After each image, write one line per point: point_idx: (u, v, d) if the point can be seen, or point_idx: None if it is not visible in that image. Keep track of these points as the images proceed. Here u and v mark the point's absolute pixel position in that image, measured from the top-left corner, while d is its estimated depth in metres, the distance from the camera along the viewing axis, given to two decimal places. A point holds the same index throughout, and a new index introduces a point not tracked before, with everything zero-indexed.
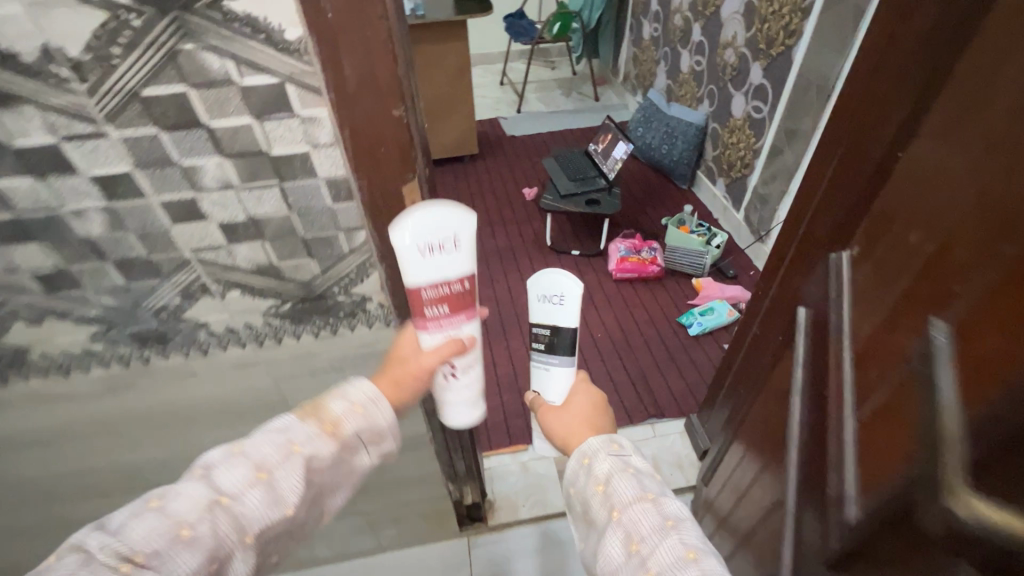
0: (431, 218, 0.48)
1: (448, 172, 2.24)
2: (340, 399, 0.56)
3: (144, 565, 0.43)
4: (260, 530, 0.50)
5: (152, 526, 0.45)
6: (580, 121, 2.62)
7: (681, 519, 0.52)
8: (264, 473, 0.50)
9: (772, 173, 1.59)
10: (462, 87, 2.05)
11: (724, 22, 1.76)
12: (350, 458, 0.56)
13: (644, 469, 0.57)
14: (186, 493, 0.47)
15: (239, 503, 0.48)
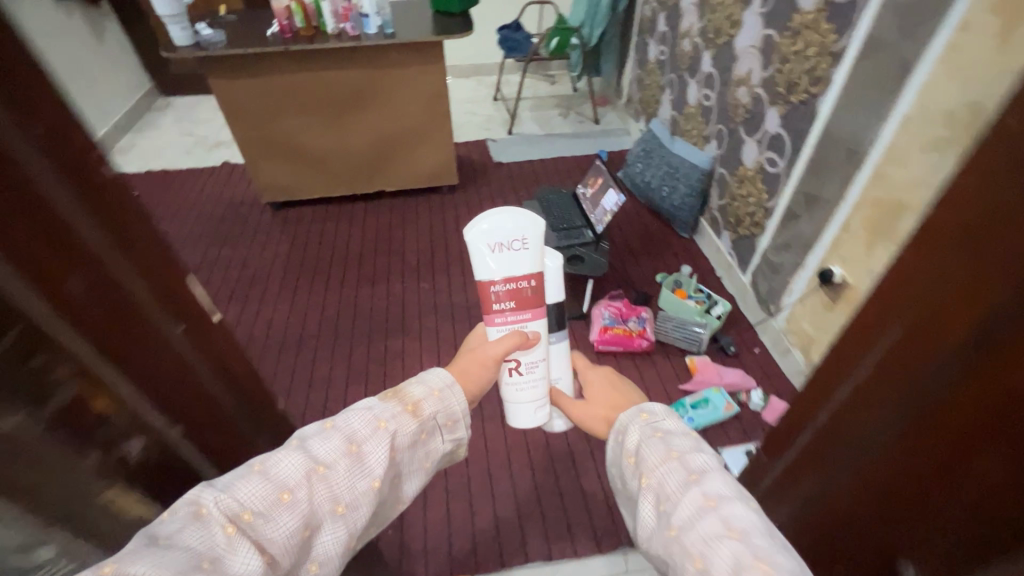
0: (506, 223, 0.59)
1: (423, 204, 2.02)
2: (419, 382, 0.57)
3: (246, 525, 0.43)
4: (350, 502, 0.49)
5: (257, 487, 0.44)
6: (576, 147, 2.38)
7: (723, 494, 0.44)
8: (355, 446, 0.50)
9: (786, 240, 1.35)
10: (439, 113, 1.82)
11: (737, 55, 1.51)
12: (428, 441, 0.56)
13: (689, 441, 0.50)
14: (285, 460, 0.47)
15: (336, 475, 0.48)
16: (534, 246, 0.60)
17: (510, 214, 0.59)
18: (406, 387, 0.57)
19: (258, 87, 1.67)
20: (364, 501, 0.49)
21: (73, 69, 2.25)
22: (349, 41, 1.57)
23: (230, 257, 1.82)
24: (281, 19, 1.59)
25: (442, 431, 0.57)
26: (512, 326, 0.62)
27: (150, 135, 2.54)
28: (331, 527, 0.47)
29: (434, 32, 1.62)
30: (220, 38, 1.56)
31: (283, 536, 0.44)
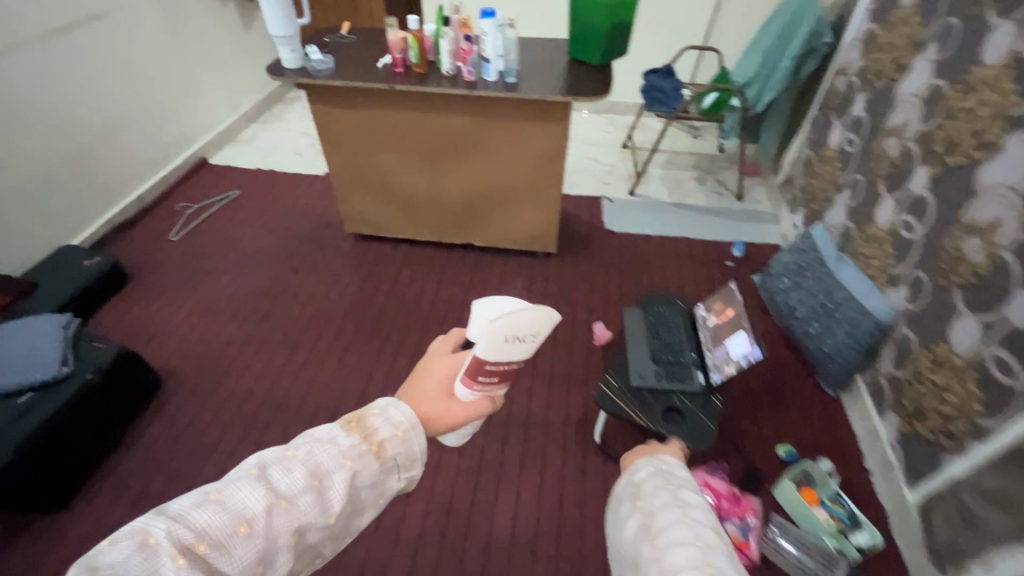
0: (519, 318, 0.61)
1: (511, 267, 1.77)
2: (380, 419, 0.60)
3: (200, 555, 0.50)
4: (306, 531, 0.55)
5: (213, 516, 0.51)
6: (706, 229, 1.98)
7: (634, 549, 0.57)
8: (316, 480, 0.55)
9: (1003, 491, 0.90)
10: (549, 177, 1.55)
11: (977, 191, 1.05)
12: (385, 479, 0.60)
13: (629, 500, 0.64)
14: (243, 491, 0.53)
15: (295, 509, 0.54)
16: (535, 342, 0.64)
17: (527, 312, 0.61)
18: (372, 421, 0.61)
19: (358, 121, 1.50)
20: (317, 529, 0.55)
21: (213, 58, 2.29)
22: (462, 89, 1.35)
23: (299, 287, 1.71)
24: (396, 51, 1.41)
25: (397, 471, 0.60)
26: (489, 392, 0.66)
27: (271, 129, 2.55)
28: (288, 555, 0.53)
29: (562, 91, 1.35)
30: (329, 65, 1.42)
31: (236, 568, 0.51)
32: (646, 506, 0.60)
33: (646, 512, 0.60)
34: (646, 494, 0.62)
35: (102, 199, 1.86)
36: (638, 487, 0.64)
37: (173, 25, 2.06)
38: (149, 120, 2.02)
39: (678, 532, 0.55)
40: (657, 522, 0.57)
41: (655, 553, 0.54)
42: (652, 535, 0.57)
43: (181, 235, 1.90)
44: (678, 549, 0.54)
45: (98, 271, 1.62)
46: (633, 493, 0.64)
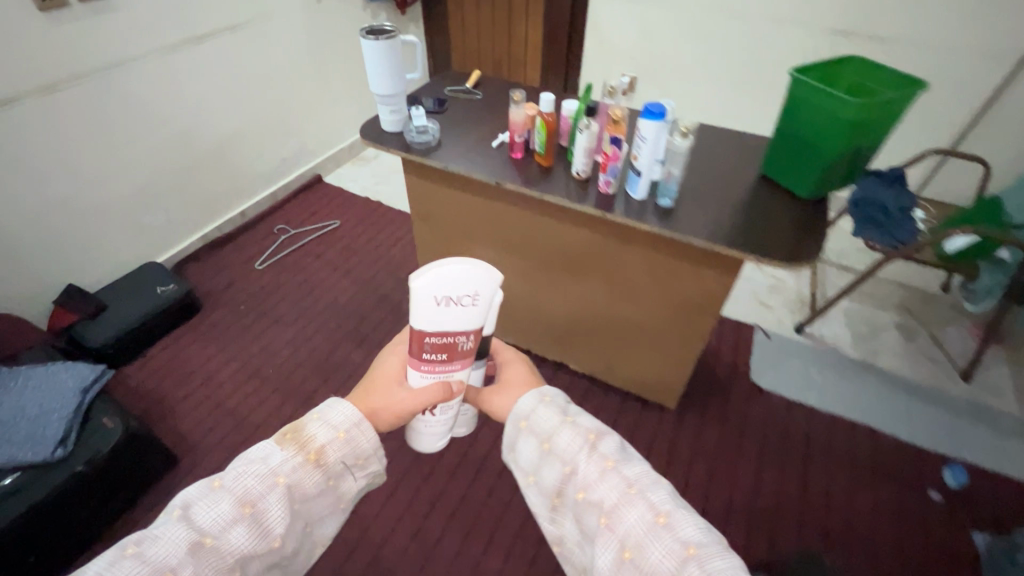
0: (449, 278, 0.64)
1: (611, 408, 1.35)
2: (315, 425, 0.65)
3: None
4: (247, 561, 0.57)
5: (132, 571, 0.52)
6: (904, 421, 1.38)
7: (588, 487, 0.63)
8: (246, 507, 0.58)
9: None
10: (691, 332, 1.11)
11: None
12: (334, 483, 0.65)
13: (552, 427, 0.69)
14: (165, 538, 0.54)
15: (225, 542, 0.56)
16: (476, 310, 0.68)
17: (458, 271, 0.64)
18: (308, 432, 0.65)
19: (459, 206, 1.18)
20: (257, 555, 0.58)
21: (351, 72, 2.16)
22: (595, 206, 0.96)
23: (357, 366, 1.47)
24: (518, 132, 1.04)
25: (341, 475, 0.66)
26: (439, 374, 0.71)
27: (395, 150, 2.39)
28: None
29: (745, 242, 0.89)
30: (431, 137, 1.10)
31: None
32: (588, 438, 0.67)
33: (590, 446, 0.66)
34: (575, 424, 0.69)
35: (205, 213, 1.78)
36: (562, 416, 0.70)
37: (316, 37, 1.94)
38: (272, 133, 1.92)
39: (636, 469, 0.63)
40: (609, 459, 0.64)
41: (625, 494, 0.61)
42: (609, 472, 0.63)
43: (266, 263, 1.79)
44: (675, 516, 0.58)
45: (167, 301, 1.52)
46: (560, 421, 0.70)
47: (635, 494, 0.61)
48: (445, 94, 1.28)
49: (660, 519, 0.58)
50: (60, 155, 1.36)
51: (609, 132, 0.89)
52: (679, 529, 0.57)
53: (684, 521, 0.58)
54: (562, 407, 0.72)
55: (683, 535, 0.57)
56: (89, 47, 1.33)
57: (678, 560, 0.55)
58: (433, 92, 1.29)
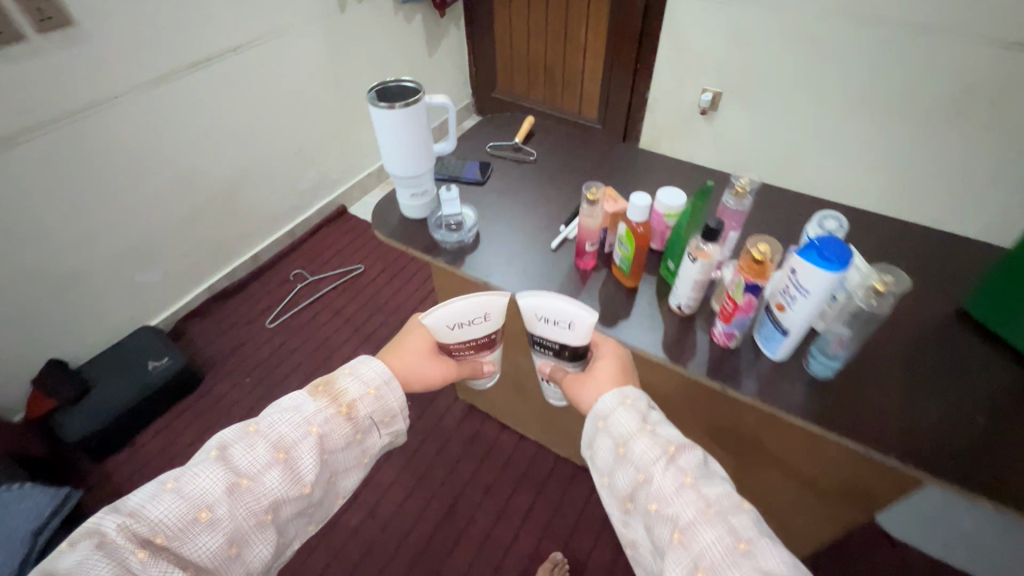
0: (455, 308, 0.70)
1: None
2: (350, 377, 0.67)
3: (165, 542, 0.53)
4: (278, 505, 0.59)
5: (171, 505, 0.54)
6: None
7: (663, 499, 0.53)
8: (280, 452, 0.59)
9: None
10: (831, 521, 0.78)
11: None
12: (362, 438, 0.66)
13: (630, 431, 0.59)
14: (201, 475, 0.56)
15: (259, 485, 0.58)
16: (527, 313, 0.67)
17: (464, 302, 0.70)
18: (341, 385, 0.66)
19: (507, 308, 0.86)
20: (289, 499, 0.59)
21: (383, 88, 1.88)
22: (708, 373, 0.63)
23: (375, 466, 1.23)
24: (592, 239, 0.72)
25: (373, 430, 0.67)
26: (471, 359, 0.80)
27: None
28: (261, 530, 0.57)
29: (973, 471, 0.55)
30: (466, 234, 0.80)
31: (215, 548, 0.55)
32: (668, 448, 0.56)
33: (670, 455, 0.56)
34: (656, 430, 0.59)
35: (213, 259, 1.56)
36: (643, 421, 0.59)
37: (341, 51, 1.66)
38: (291, 164, 1.67)
39: (718, 489, 0.53)
40: (689, 473, 0.54)
41: (703, 515, 0.51)
42: (688, 487, 0.53)
43: (277, 320, 1.56)
44: (761, 550, 0.48)
45: (162, 378, 1.30)
46: (638, 426, 0.59)
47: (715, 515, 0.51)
48: (490, 157, 0.97)
49: (741, 545, 0.49)
50: (40, 212, 1.16)
51: (744, 277, 0.57)
52: (759, 558, 0.48)
53: (766, 547, 0.49)
54: (645, 410, 0.61)
55: (764, 564, 0.47)
56: (58, 89, 1.10)
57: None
58: (474, 152, 0.98)
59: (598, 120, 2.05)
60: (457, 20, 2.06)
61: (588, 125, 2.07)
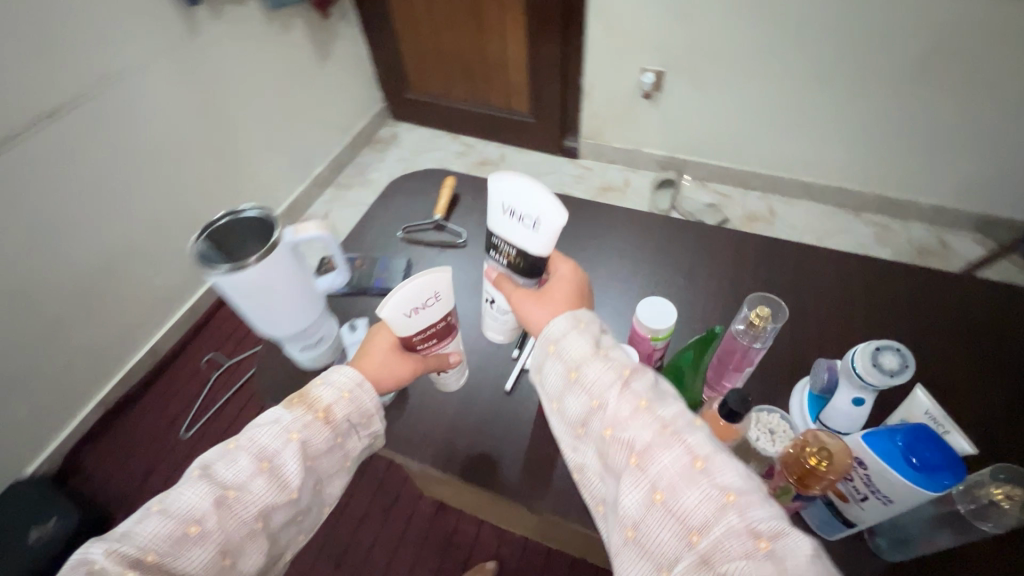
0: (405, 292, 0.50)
1: None
2: (323, 384, 0.51)
3: (156, 565, 0.41)
4: (269, 516, 0.46)
5: (158, 526, 0.42)
6: None
7: (616, 424, 0.44)
8: (265, 463, 0.46)
9: None
10: None
11: None
12: (347, 442, 0.52)
13: (581, 356, 0.48)
14: (185, 493, 0.43)
15: (249, 492, 0.45)
16: (489, 205, 0.54)
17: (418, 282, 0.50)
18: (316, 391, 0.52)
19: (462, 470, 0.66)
20: (281, 509, 0.47)
21: (272, 114, 1.56)
22: None
23: None
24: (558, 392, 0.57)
25: (356, 431, 0.52)
26: (435, 358, 0.58)
27: (350, 201, 1.81)
28: (254, 540, 0.45)
29: None
30: None
31: (204, 566, 0.42)
32: (623, 371, 0.46)
33: (623, 379, 0.46)
34: (609, 352, 0.48)
35: (97, 368, 1.27)
36: (595, 344, 0.49)
37: (205, 82, 1.34)
38: (172, 232, 1.37)
39: (674, 407, 0.45)
40: (644, 395, 0.45)
41: (657, 437, 0.43)
42: (644, 412, 0.44)
43: (193, 426, 1.29)
44: (721, 465, 0.41)
45: (51, 550, 1.04)
46: (590, 349, 0.48)
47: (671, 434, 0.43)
48: (407, 247, 0.74)
49: (699, 465, 0.41)
50: None
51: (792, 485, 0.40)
52: (721, 476, 0.40)
53: (725, 463, 0.41)
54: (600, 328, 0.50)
55: (722, 481, 0.40)
56: None
57: (716, 510, 0.39)
58: (384, 243, 0.75)
59: (530, 112, 1.80)
60: (348, 17, 1.74)
61: (520, 120, 1.83)
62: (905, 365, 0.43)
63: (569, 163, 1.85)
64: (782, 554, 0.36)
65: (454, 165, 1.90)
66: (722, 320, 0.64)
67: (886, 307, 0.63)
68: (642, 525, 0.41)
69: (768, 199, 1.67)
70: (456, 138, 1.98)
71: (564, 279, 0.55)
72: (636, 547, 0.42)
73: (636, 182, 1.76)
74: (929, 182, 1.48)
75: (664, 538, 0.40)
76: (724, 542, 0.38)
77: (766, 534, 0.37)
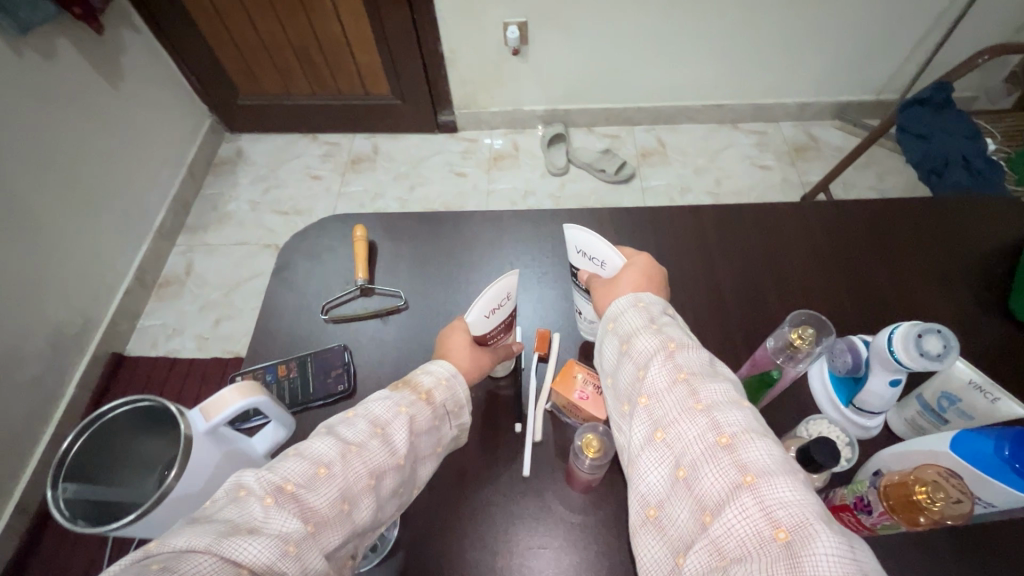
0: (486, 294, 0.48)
1: None
2: (426, 371, 0.47)
3: (292, 498, 0.36)
4: (379, 484, 0.40)
5: (291, 466, 0.38)
6: None
7: (648, 393, 0.39)
8: (379, 427, 0.41)
9: None
10: None
11: None
12: (442, 429, 0.46)
13: (633, 328, 0.43)
14: (312, 444, 0.39)
15: (369, 452, 0.40)
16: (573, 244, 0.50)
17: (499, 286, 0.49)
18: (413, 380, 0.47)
19: None
20: (391, 477, 0.41)
21: (70, 172, 1.21)
22: None
23: None
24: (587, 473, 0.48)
25: (452, 417, 0.47)
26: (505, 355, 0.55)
27: (215, 244, 1.52)
28: (363, 503, 0.39)
29: None
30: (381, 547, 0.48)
31: (326, 509, 0.37)
32: (670, 343, 0.40)
33: (669, 352, 0.40)
34: (664, 328, 0.42)
35: None
36: (649, 318, 0.43)
37: None
38: None
39: (723, 385, 0.37)
40: (685, 368, 0.39)
41: (688, 410, 0.36)
42: (682, 384, 0.38)
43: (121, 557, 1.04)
44: (750, 441, 0.34)
45: None
46: (642, 322, 0.43)
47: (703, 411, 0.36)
48: (338, 332, 0.59)
49: (723, 441, 0.34)
50: None
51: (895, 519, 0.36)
52: (751, 454, 0.33)
53: (761, 443, 0.34)
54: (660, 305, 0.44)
55: (748, 461, 0.33)
56: None
57: (733, 491, 0.32)
58: (306, 335, 0.60)
59: (393, 94, 1.60)
60: (129, 23, 1.37)
61: (382, 103, 1.62)
62: (948, 346, 0.41)
63: (450, 139, 1.70)
64: (801, 550, 0.28)
65: (324, 170, 1.66)
66: (717, 314, 0.59)
67: (858, 255, 0.63)
68: (662, 504, 0.35)
69: (655, 131, 1.67)
70: (315, 138, 1.72)
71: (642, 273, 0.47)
72: (652, 527, 0.36)
73: (525, 144, 1.67)
74: (791, 83, 1.55)
75: (680, 521, 0.34)
76: (731, 527, 0.31)
77: (788, 523, 0.29)
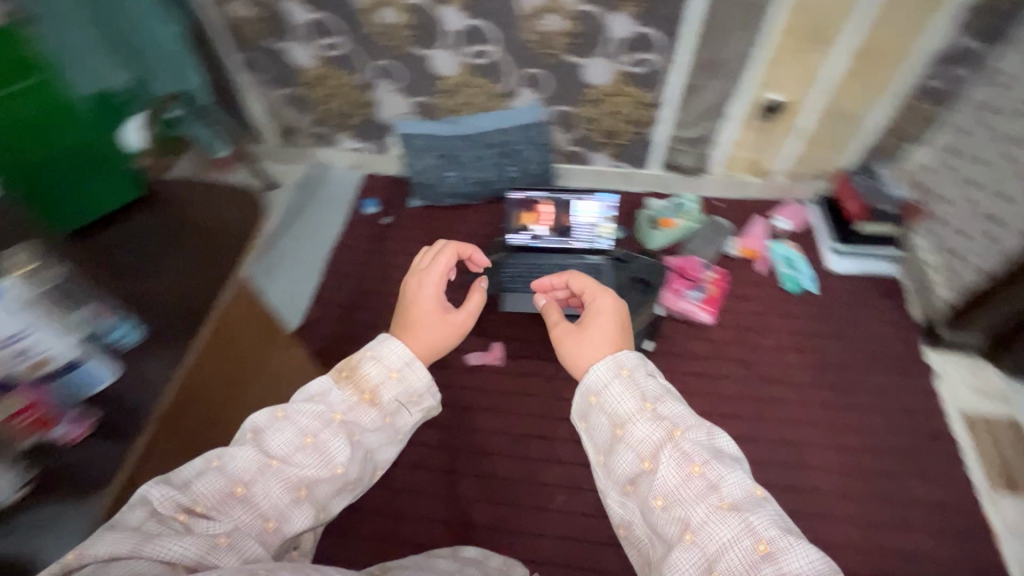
0: None
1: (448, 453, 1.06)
2: (373, 359, 0.57)
3: (202, 517, 0.46)
4: (311, 487, 0.51)
5: (213, 482, 0.47)
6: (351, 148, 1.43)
7: (668, 491, 0.48)
8: (309, 437, 0.51)
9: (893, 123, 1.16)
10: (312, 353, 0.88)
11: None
12: (393, 422, 0.57)
13: (628, 414, 0.52)
14: (241, 455, 0.49)
15: (294, 465, 0.50)
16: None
17: None
18: (362, 371, 0.57)
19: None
20: (325, 480, 0.52)
21: None
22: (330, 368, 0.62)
23: None
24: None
25: (409, 405, 0.57)
26: None
27: None
28: (296, 506, 0.50)
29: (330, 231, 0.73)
30: None
31: (243, 525, 0.47)
32: (671, 431, 0.50)
33: (672, 439, 0.50)
34: (659, 409, 0.52)
35: None
36: (643, 400, 0.52)
37: None
38: None
39: (732, 478, 0.47)
40: (699, 461, 0.48)
41: (714, 510, 0.45)
42: (696, 479, 0.47)
43: None
44: (787, 548, 0.43)
45: None
46: (637, 405, 0.52)
47: (728, 510, 0.45)
48: None
49: (762, 551, 0.43)
50: None
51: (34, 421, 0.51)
52: (786, 561, 0.42)
53: (797, 549, 0.43)
54: (649, 384, 0.54)
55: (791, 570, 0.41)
56: None
57: None
58: None
59: None
60: None
61: None
62: None
63: None
64: None
65: None
66: None
67: None
68: None
69: None
70: None
71: (606, 311, 0.64)
72: None
73: None
74: None
75: None
76: None
77: None
